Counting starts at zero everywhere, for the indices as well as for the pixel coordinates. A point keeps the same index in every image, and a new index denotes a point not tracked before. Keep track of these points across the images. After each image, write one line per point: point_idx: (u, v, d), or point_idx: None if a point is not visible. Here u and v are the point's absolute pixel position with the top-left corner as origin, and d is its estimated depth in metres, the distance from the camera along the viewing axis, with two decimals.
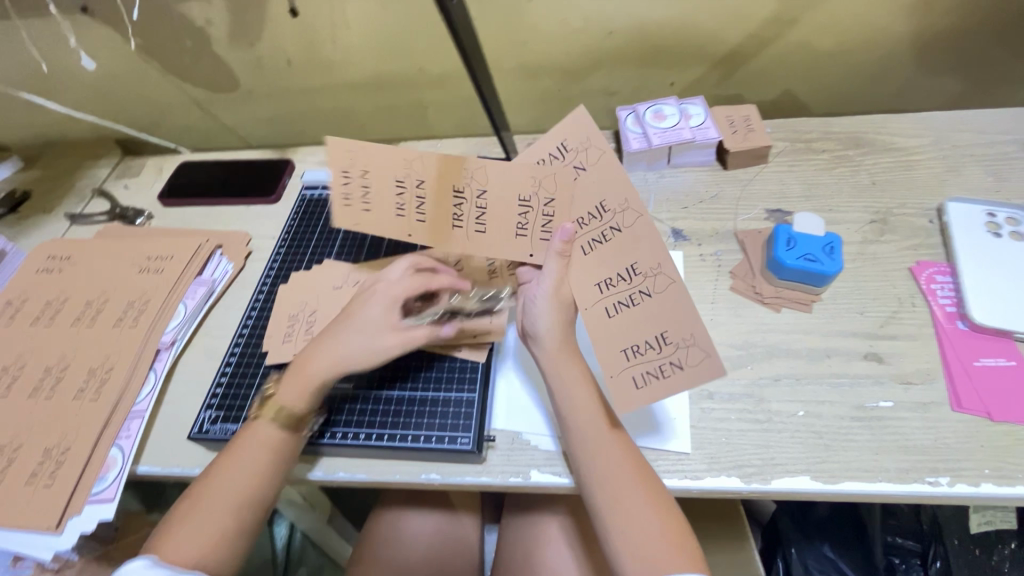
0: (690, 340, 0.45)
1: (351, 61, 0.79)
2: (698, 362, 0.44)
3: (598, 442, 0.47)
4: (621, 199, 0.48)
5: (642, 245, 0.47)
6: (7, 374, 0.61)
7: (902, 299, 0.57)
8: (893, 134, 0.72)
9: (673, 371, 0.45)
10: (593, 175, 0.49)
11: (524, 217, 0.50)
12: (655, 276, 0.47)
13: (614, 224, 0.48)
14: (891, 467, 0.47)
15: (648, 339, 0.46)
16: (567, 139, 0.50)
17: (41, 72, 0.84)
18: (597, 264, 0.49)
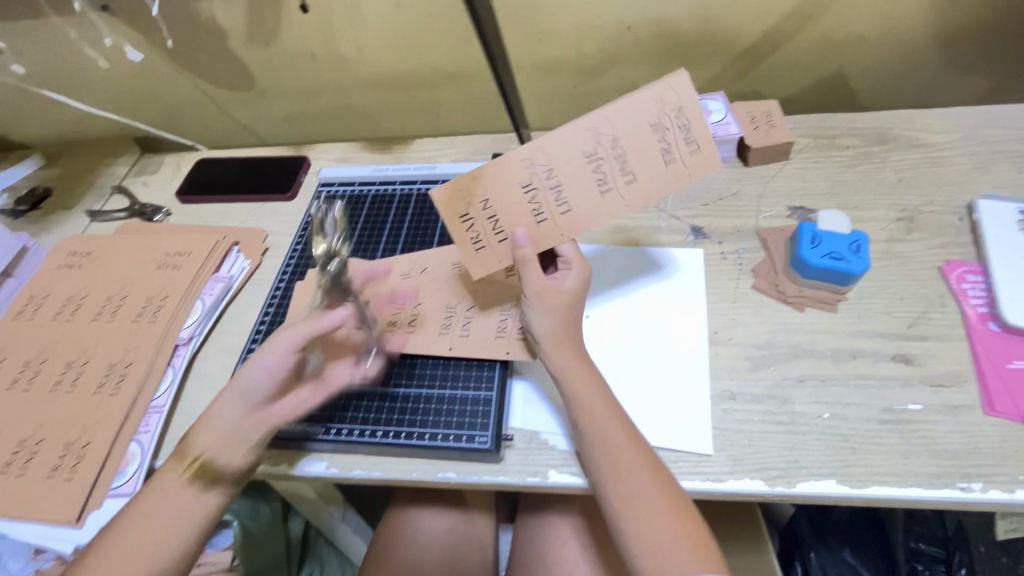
0: (660, 97, 0.51)
1: (366, 58, 0.79)
2: (679, 91, 0.50)
3: (612, 442, 0.46)
4: (522, 157, 0.51)
5: (567, 145, 0.51)
6: (29, 368, 0.62)
7: (930, 299, 0.56)
8: (920, 129, 0.70)
9: (687, 112, 0.50)
10: (491, 187, 0.51)
11: (535, 201, 0.51)
12: (598, 135, 0.51)
13: (546, 171, 0.51)
14: (921, 472, 0.46)
15: (655, 142, 0.50)
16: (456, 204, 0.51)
17: (62, 70, 0.85)
18: (577, 188, 0.51)
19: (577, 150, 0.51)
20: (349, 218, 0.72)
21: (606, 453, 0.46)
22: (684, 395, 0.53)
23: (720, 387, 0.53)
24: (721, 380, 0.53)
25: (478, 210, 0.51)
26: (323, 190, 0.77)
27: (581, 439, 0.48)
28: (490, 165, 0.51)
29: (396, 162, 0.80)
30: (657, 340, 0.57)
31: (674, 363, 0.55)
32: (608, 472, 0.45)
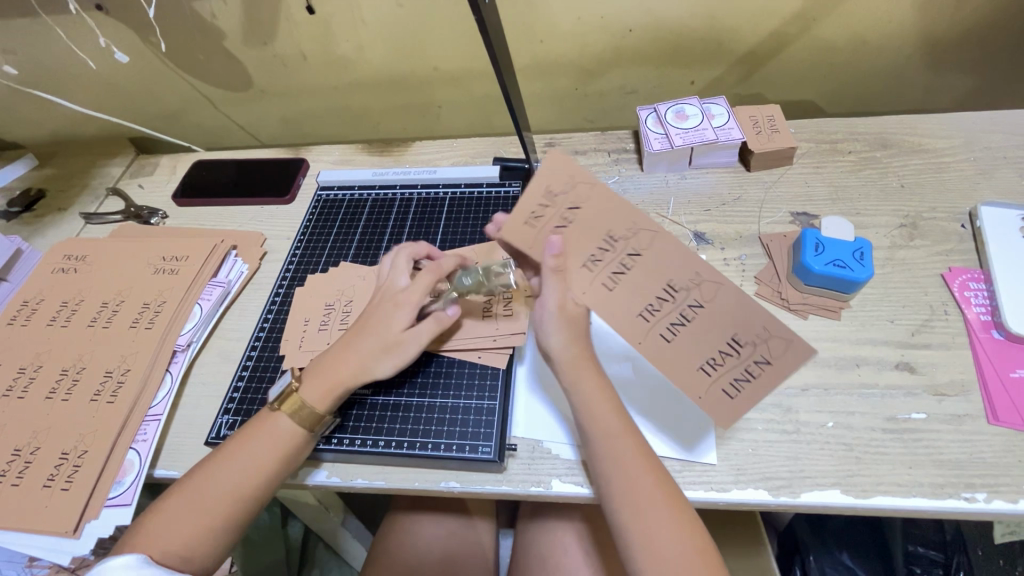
0: (764, 336, 0.41)
1: (366, 59, 0.78)
2: (783, 351, 0.41)
3: (620, 454, 0.46)
4: (631, 224, 0.42)
5: (668, 261, 0.42)
6: (24, 375, 0.61)
7: (933, 307, 0.56)
8: (921, 134, 0.70)
9: (764, 367, 0.42)
10: (590, 208, 0.43)
11: (601, 254, 0.43)
12: (699, 286, 0.42)
13: (632, 250, 0.42)
14: (925, 482, 0.46)
15: (721, 347, 0.43)
16: (613, 227, 0.43)
17: (55, 70, 0.84)
18: (637, 292, 0.43)
19: (672, 274, 0.42)
20: (349, 222, 0.72)
21: (615, 465, 0.45)
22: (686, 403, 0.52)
23: None
24: None
25: (560, 204, 0.44)
26: (322, 194, 0.76)
27: (590, 453, 0.47)
28: (611, 190, 0.42)
29: (395, 164, 0.79)
30: None
31: None
32: (617, 484, 0.45)
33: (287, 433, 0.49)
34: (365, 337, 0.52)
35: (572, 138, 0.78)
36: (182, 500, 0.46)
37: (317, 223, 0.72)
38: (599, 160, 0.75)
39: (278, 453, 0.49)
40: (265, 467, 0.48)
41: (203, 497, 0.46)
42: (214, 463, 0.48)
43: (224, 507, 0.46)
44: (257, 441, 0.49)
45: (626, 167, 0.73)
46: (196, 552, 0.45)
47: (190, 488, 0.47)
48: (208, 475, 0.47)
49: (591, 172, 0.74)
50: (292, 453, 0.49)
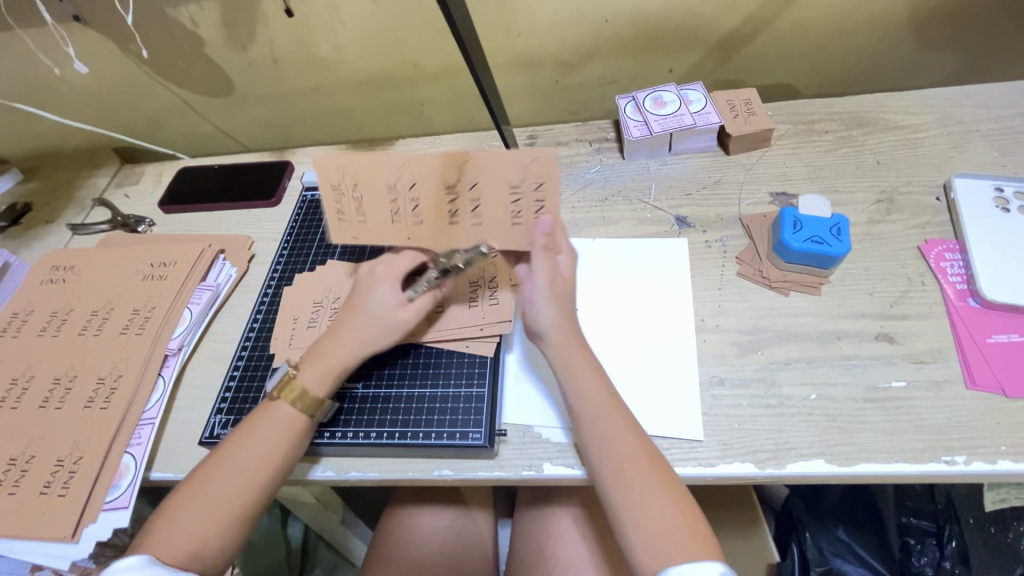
0: (524, 167, 0.44)
1: (346, 60, 0.79)
2: (543, 167, 0.43)
3: (610, 428, 0.47)
4: (392, 164, 0.45)
5: (491, 172, 0.44)
6: (16, 386, 0.61)
7: (911, 278, 0.57)
8: (896, 112, 0.71)
9: (544, 189, 0.44)
10: (425, 176, 0.45)
11: (453, 206, 0.46)
12: (527, 170, 0.44)
13: (468, 183, 0.45)
14: (906, 447, 0.47)
15: (509, 200, 0.45)
16: (444, 180, 0.45)
17: (36, 82, 0.83)
18: (438, 208, 0.46)
19: (440, 178, 0.45)
20: None
21: (607, 441, 0.46)
22: (673, 381, 0.53)
23: (710, 373, 0.54)
24: (710, 366, 0.54)
25: (348, 190, 0.47)
26: (307, 194, 0.76)
27: (583, 428, 0.48)
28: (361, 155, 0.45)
29: None
30: (640, 332, 0.57)
31: (660, 350, 0.56)
32: (609, 458, 0.46)
33: (289, 421, 0.50)
34: (357, 316, 0.53)
35: (553, 130, 0.79)
36: (191, 493, 0.47)
37: (303, 224, 0.73)
38: (581, 150, 0.75)
39: (284, 442, 0.49)
40: (267, 458, 0.48)
41: (211, 492, 0.47)
42: (219, 459, 0.48)
43: (232, 500, 0.47)
44: (259, 430, 0.49)
45: (607, 156, 0.74)
46: (205, 544, 0.45)
47: (193, 488, 0.47)
48: (210, 473, 0.48)
49: (574, 161, 0.74)
50: (296, 442, 0.50)
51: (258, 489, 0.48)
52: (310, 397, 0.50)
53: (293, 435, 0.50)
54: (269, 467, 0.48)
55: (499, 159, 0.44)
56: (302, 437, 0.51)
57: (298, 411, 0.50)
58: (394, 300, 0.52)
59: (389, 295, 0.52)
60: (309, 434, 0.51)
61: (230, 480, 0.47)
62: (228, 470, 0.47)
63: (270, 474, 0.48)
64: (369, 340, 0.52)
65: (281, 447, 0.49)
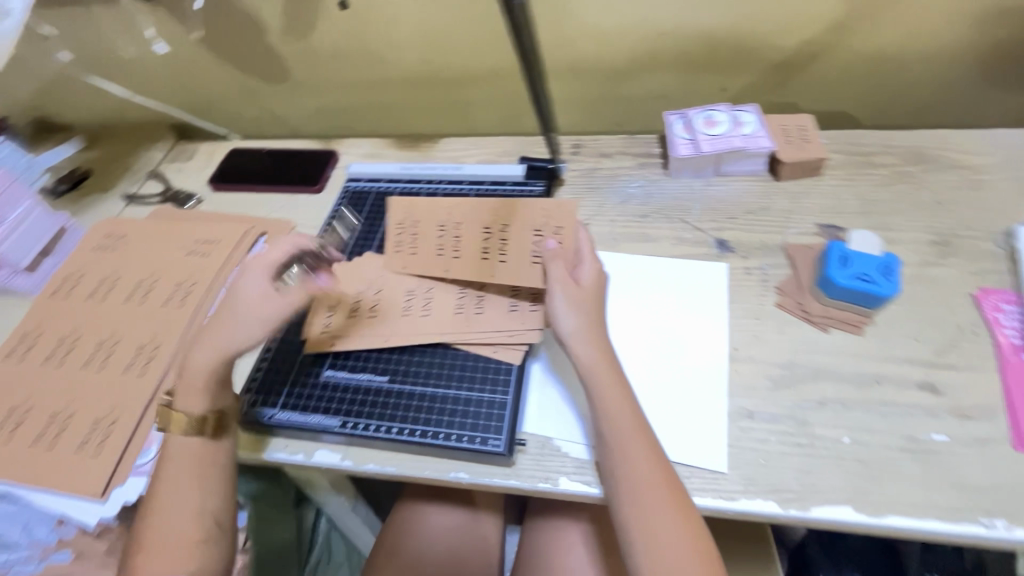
0: (547, 213, 0.56)
1: (399, 56, 0.80)
2: (563, 213, 0.56)
3: (631, 451, 0.46)
4: (449, 210, 0.61)
5: (526, 217, 0.57)
6: (63, 345, 0.65)
7: (962, 327, 0.54)
8: (960, 151, 0.68)
9: (563, 230, 0.55)
10: (517, 220, 0.57)
11: (536, 244, 0.56)
12: (550, 215, 0.56)
13: (556, 227, 0.56)
14: (942, 504, 0.45)
15: (533, 240, 0.56)
16: (535, 223, 0.56)
17: (107, 55, 0.88)
18: (519, 247, 0.57)
19: (482, 221, 0.59)
20: (376, 214, 0.73)
21: (626, 460, 0.46)
22: (701, 410, 0.52)
23: (740, 404, 0.52)
24: (740, 398, 0.53)
25: (408, 229, 0.62)
26: (351, 185, 0.78)
27: (603, 446, 0.47)
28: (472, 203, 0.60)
29: (424, 160, 0.81)
30: (677, 355, 0.56)
31: (692, 376, 0.54)
32: (627, 479, 0.45)
33: (165, 450, 0.51)
34: (234, 302, 0.53)
35: (599, 140, 0.78)
36: (148, 534, 0.49)
37: (345, 213, 0.74)
38: (625, 163, 0.75)
39: (196, 463, 0.51)
40: (192, 482, 0.50)
41: (163, 528, 0.49)
42: (157, 496, 0.50)
43: (187, 527, 0.49)
44: (172, 464, 0.51)
45: (651, 172, 0.73)
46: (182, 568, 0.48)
47: (149, 529, 0.49)
48: (156, 513, 0.50)
49: (617, 175, 0.74)
50: (211, 458, 0.52)
51: (201, 511, 0.50)
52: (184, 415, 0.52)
53: (202, 456, 0.51)
54: (201, 489, 0.51)
55: (532, 207, 0.57)
56: (211, 453, 0.52)
57: (186, 434, 0.51)
58: (261, 287, 0.53)
59: (259, 284, 0.53)
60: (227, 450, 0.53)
61: (176, 514, 0.49)
62: (170, 502, 0.50)
63: (206, 493, 0.51)
64: (222, 334, 0.52)
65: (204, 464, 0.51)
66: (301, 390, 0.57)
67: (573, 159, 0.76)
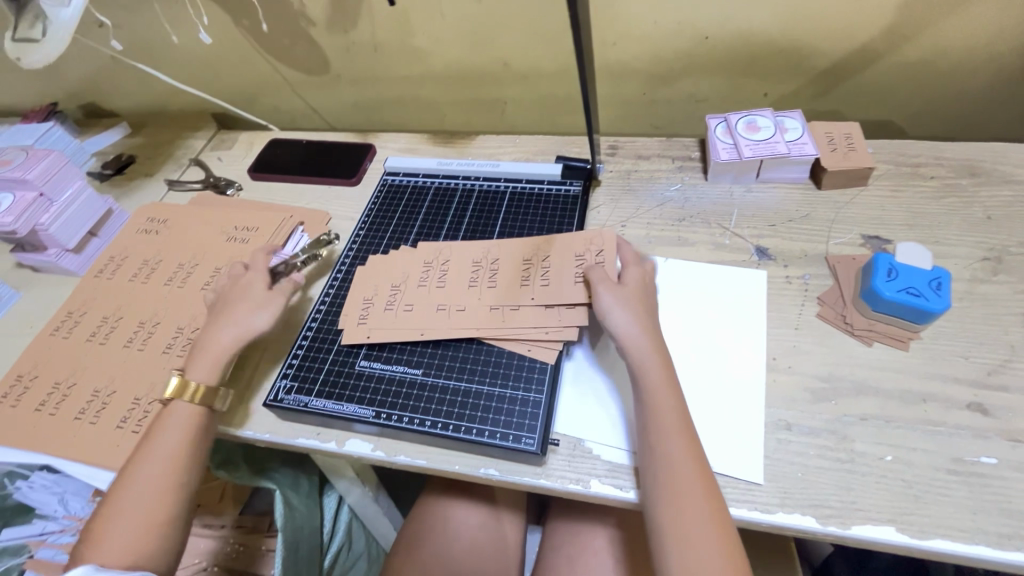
0: (588, 240, 0.60)
1: (440, 52, 0.80)
2: (604, 239, 0.59)
3: (676, 455, 0.45)
4: (483, 247, 0.64)
5: (566, 247, 0.60)
6: (106, 324, 0.66)
7: (1014, 348, 0.52)
8: (1015, 165, 0.65)
9: (604, 253, 0.58)
10: (558, 251, 0.60)
11: (578, 266, 0.58)
12: (591, 243, 0.59)
13: (596, 253, 0.58)
14: (990, 530, 0.43)
15: (574, 265, 0.58)
16: (574, 250, 0.59)
17: (156, 44, 0.90)
18: (559, 271, 0.58)
19: (520, 254, 0.62)
20: (412, 208, 0.74)
21: (670, 463, 0.45)
22: (737, 420, 0.51)
23: (778, 415, 0.51)
24: (778, 409, 0.51)
25: (437, 265, 0.64)
26: (388, 179, 0.79)
27: (646, 448, 0.47)
28: (507, 240, 0.64)
29: (459, 156, 0.81)
30: (713, 362, 0.55)
31: (729, 384, 0.53)
32: (667, 483, 0.45)
33: (176, 423, 0.53)
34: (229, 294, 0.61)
35: (636, 142, 0.77)
36: (118, 507, 0.49)
37: (382, 207, 0.75)
38: (663, 166, 0.74)
39: (185, 440, 0.52)
40: (175, 460, 0.51)
41: (133, 506, 0.48)
42: (137, 469, 0.50)
43: (156, 506, 0.49)
44: (160, 438, 0.52)
45: (689, 176, 0.72)
46: (142, 549, 0.47)
47: (114, 504, 0.49)
48: (123, 489, 0.50)
49: (654, 177, 0.73)
50: (195, 437, 0.53)
51: (178, 489, 0.50)
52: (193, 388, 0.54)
53: (192, 433, 0.53)
54: (181, 467, 0.51)
55: (572, 238, 0.60)
56: (201, 432, 0.53)
57: (192, 406, 0.53)
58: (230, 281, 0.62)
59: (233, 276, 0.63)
60: (208, 428, 0.54)
61: (149, 492, 0.49)
62: (146, 478, 0.50)
63: (184, 473, 0.51)
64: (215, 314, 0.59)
65: (187, 446, 0.52)
66: (336, 378, 0.58)
67: (610, 160, 0.76)
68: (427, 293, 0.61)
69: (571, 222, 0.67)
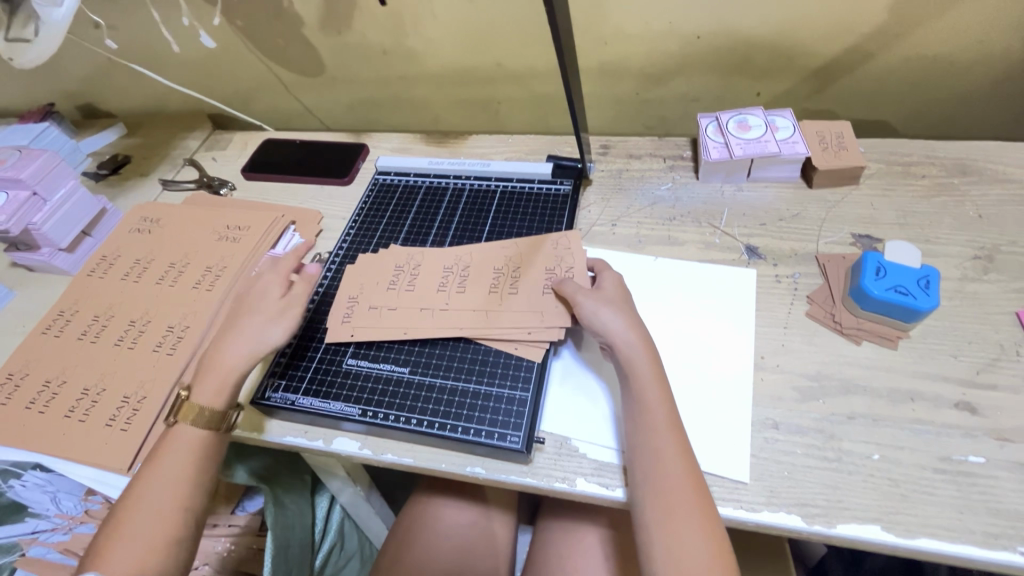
0: (559, 251, 0.61)
1: (432, 52, 0.80)
2: (573, 252, 0.60)
3: (665, 452, 0.45)
4: (453, 255, 0.65)
5: (539, 258, 0.61)
6: (98, 323, 0.67)
7: (1004, 346, 0.52)
8: (1007, 163, 0.65)
9: (574, 266, 0.59)
10: (529, 264, 0.61)
11: (550, 277, 0.59)
12: (562, 256, 0.60)
13: (567, 266, 0.59)
14: (977, 529, 0.43)
15: (545, 276, 0.59)
16: (546, 263, 0.60)
17: (151, 45, 0.90)
18: (533, 278, 0.59)
19: (493, 261, 0.62)
20: (403, 207, 0.74)
21: (658, 460, 0.45)
22: (723, 420, 0.51)
23: (765, 414, 0.51)
24: (765, 407, 0.51)
25: (408, 269, 0.64)
26: (379, 178, 0.79)
27: (633, 445, 0.47)
28: (477, 247, 0.65)
29: (451, 156, 0.82)
30: (700, 361, 0.55)
31: (715, 383, 0.53)
32: (655, 481, 0.45)
33: (186, 441, 0.52)
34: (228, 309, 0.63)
35: (628, 142, 0.77)
36: (124, 524, 0.48)
37: (372, 206, 0.75)
38: (654, 165, 0.74)
39: (194, 458, 0.52)
40: (184, 477, 0.51)
41: (139, 522, 0.48)
42: (144, 486, 0.50)
43: (164, 522, 0.49)
44: (168, 455, 0.51)
45: (680, 175, 0.72)
46: (150, 565, 0.47)
47: (123, 519, 0.49)
48: (132, 503, 0.50)
49: (645, 177, 0.73)
50: (204, 456, 0.52)
51: (186, 505, 0.50)
52: (200, 410, 0.53)
53: (200, 452, 0.52)
54: (189, 484, 0.51)
55: (544, 249, 0.62)
56: (210, 451, 0.53)
57: (201, 430, 0.53)
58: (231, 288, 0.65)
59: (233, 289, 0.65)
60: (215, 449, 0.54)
61: (156, 508, 0.49)
62: (154, 495, 0.50)
63: (192, 490, 0.51)
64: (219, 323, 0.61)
65: (195, 465, 0.52)
66: (324, 376, 0.58)
67: (601, 160, 0.76)
68: (408, 294, 0.61)
69: (561, 221, 0.68)
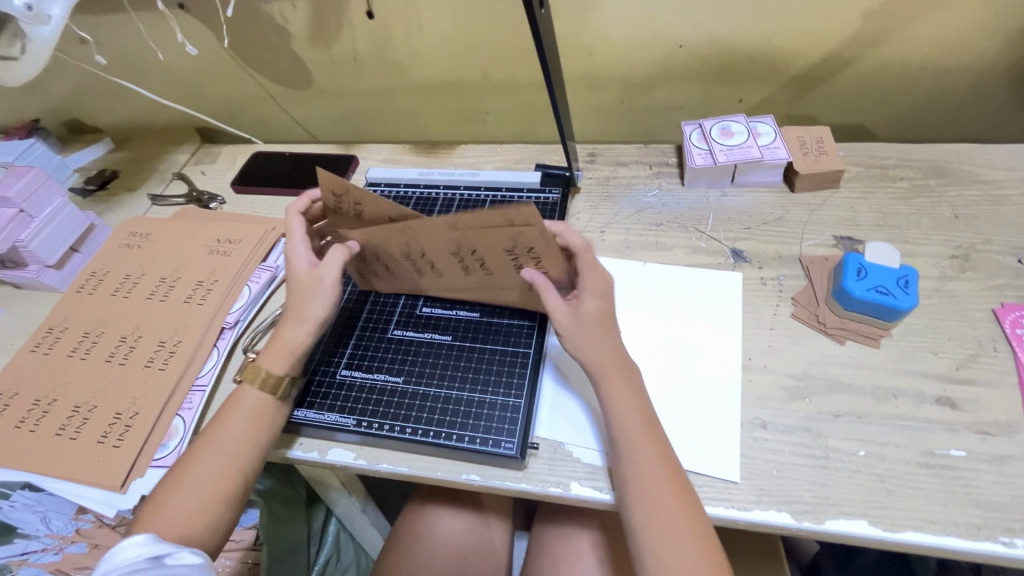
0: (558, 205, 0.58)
1: (420, 64, 0.82)
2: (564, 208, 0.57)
3: (642, 459, 0.46)
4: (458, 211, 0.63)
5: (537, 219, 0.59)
6: (87, 340, 0.66)
7: (982, 342, 0.54)
8: (979, 165, 0.67)
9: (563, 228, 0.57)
10: None
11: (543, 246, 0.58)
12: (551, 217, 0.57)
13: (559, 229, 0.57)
14: (959, 521, 0.44)
15: None
16: None
17: (138, 61, 0.91)
18: None
19: None
20: None
21: (635, 467, 0.46)
22: (710, 422, 0.52)
23: (753, 414, 0.52)
24: (753, 408, 0.52)
25: None
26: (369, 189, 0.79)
27: (614, 453, 0.48)
28: None
29: (440, 166, 0.83)
30: (687, 364, 0.56)
31: (702, 386, 0.54)
32: (635, 488, 0.45)
33: (250, 404, 0.52)
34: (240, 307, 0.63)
35: (614, 150, 0.79)
36: (179, 481, 0.48)
37: None
38: (640, 172, 0.75)
39: (252, 421, 0.52)
40: (240, 440, 0.51)
41: (192, 482, 0.48)
42: (201, 447, 0.50)
43: (216, 484, 0.49)
44: (231, 417, 0.51)
45: (667, 181, 0.73)
46: (198, 528, 0.47)
47: (178, 477, 0.49)
48: (189, 462, 0.50)
49: (632, 183, 0.74)
50: (263, 419, 0.52)
51: (241, 467, 0.50)
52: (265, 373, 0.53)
53: (259, 413, 0.52)
54: (245, 449, 0.50)
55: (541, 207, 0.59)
56: (268, 413, 0.53)
57: (261, 392, 0.52)
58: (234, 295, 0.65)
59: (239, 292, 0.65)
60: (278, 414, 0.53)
61: (208, 471, 0.49)
62: (210, 456, 0.50)
63: (245, 454, 0.50)
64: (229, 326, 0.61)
65: (249, 434, 0.51)
66: (318, 387, 0.58)
67: (589, 168, 0.77)
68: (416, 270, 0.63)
69: None
